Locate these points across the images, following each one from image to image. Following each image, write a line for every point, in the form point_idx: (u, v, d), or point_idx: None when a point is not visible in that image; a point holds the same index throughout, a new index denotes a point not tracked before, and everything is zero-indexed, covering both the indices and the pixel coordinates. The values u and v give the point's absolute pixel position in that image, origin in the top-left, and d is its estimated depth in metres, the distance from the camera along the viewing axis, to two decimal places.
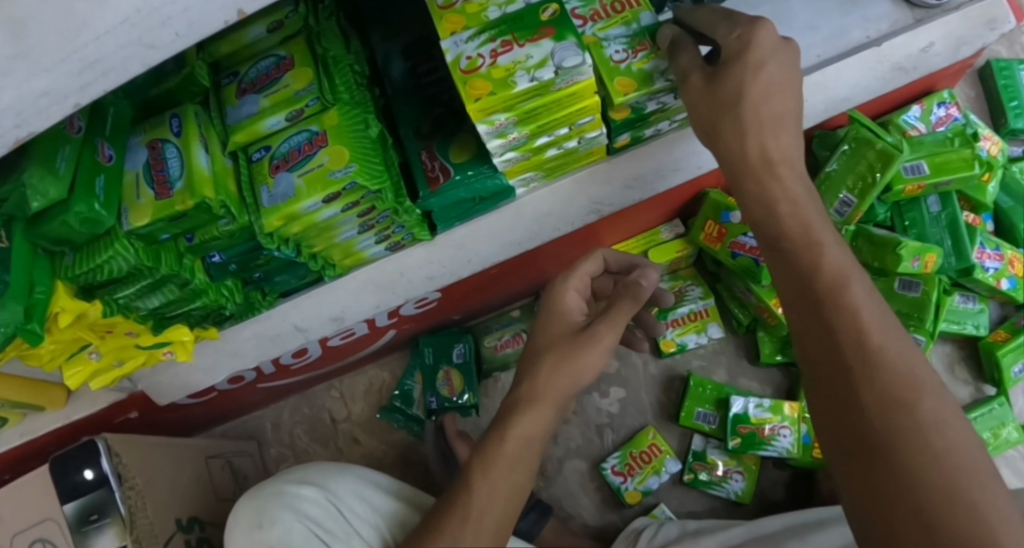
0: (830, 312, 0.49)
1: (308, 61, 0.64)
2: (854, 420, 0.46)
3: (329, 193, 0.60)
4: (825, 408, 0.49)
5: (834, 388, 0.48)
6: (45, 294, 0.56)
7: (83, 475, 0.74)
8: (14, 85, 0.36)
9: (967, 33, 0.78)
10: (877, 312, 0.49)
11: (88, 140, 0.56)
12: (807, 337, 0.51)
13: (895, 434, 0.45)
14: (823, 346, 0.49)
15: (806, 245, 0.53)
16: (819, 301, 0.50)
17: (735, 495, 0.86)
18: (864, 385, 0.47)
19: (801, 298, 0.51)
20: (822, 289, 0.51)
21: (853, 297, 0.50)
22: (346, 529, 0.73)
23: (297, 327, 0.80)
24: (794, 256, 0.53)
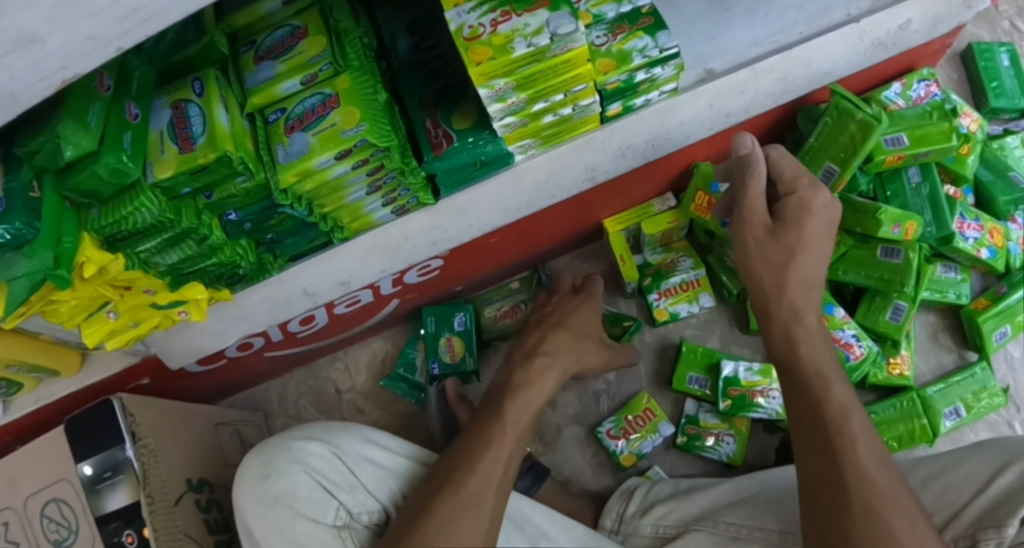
0: (826, 405, 0.64)
1: (322, 31, 0.69)
2: (834, 489, 0.58)
3: (341, 150, 0.65)
4: (815, 516, 0.59)
5: (821, 458, 0.61)
6: (72, 244, 0.61)
7: (83, 470, 0.79)
8: (63, 29, 0.40)
9: (944, 12, 0.83)
10: (872, 443, 0.61)
11: (116, 99, 0.60)
12: (803, 417, 0.64)
13: (871, 542, 0.54)
14: (820, 458, 0.61)
15: (816, 377, 0.66)
16: (820, 398, 0.64)
17: (727, 457, 0.89)
18: (854, 463, 0.59)
19: (809, 418, 0.64)
20: (823, 411, 0.63)
21: (853, 428, 0.61)
22: (350, 482, 0.77)
23: (306, 292, 0.85)
24: (808, 383, 0.66)
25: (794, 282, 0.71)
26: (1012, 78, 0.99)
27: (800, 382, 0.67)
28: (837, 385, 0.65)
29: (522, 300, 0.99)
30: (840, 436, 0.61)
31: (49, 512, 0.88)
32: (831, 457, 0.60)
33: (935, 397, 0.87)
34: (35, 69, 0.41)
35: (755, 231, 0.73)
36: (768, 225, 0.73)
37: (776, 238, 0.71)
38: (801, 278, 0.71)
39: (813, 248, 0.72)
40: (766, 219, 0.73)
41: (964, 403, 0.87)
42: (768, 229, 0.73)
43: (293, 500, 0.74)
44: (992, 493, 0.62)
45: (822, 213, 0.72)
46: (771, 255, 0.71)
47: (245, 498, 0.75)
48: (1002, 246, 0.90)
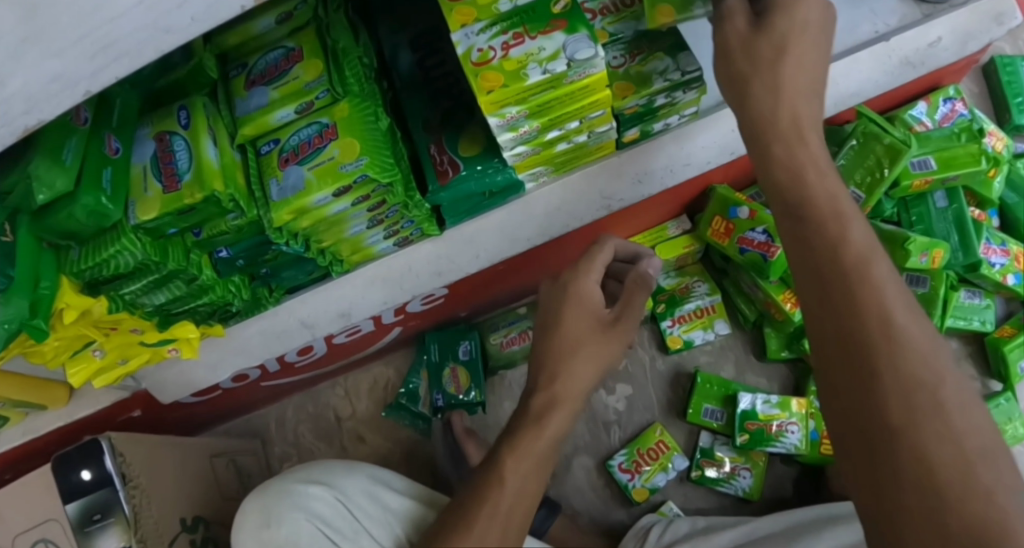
0: (855, 284, 0.40)
1: (318, 53, 0.63)
2: (866, 387, 0.38)
3: (340, 187, 0.60)
4: (840, 420, 0.39)
5: (846, 352, 0.39)
6: (50, 289, 0.56)
7: (78, 476, 0.73)
8: (24, 69, 0.35)
9: (974, 28, 0.78)
10: (916, 320, 0.40)
11: (95, 132, 0.55)
12: (818, 294, 0.41)
13: (922, 462, 0.36)
14: (843, 342, 0.40)
15: (879, 306, 0.39)
16: (843, 267, 0.40)
17: (744, 492, 0.86)
18: (897, 353, 0.38)
19: (819, 268, 0.41)
20: (898, 369, 0.38)
21: (890, 300, 0.40)
22: (355, 528, 0.73)
23: (304, 324, 0.79)
24: (823, 262, 0.41)
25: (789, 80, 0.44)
26: None
27: (810, 234, 0.42)
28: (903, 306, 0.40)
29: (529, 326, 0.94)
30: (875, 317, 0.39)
31: None
32: (861, 344, 0.39)
33: None
34: None
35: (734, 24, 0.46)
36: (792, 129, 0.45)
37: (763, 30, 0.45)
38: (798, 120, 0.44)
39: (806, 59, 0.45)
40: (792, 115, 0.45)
41: None
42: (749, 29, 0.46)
43: None
44: None
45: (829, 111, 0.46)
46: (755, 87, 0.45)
47: None
48: None
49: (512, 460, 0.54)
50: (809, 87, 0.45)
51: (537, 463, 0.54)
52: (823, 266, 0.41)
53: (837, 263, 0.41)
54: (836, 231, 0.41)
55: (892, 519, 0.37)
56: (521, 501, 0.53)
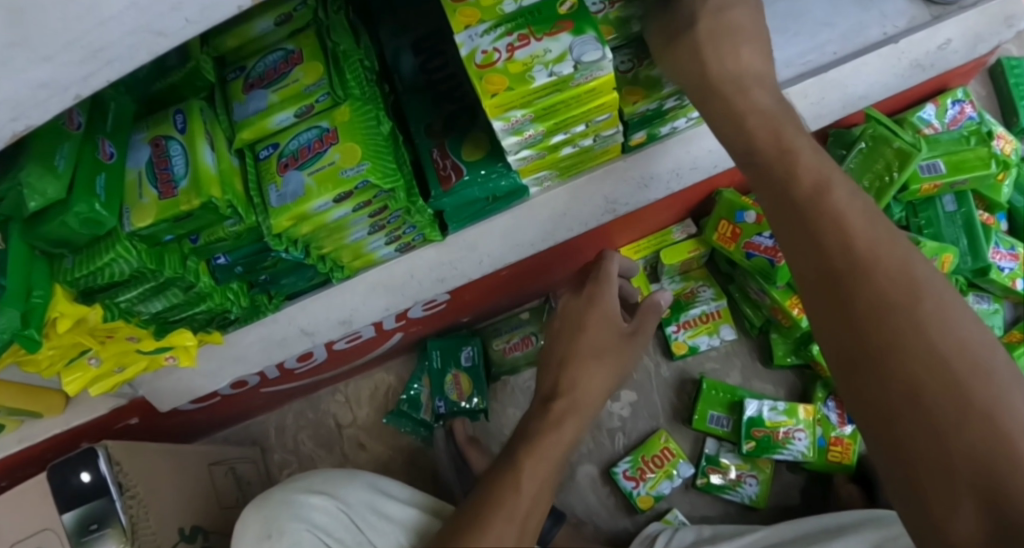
0: (830, 240, 0.45)
1: (318, 55, 0.62)
2: (850, 325, 0.43)
3: (340, 192, 0.58)
4: (836, 358, 0.43)
5: (830, 298, 0.44)
6: (44, 298, 0.54)
7: (78, 478, 0.72)
8: (10, 74, 0.33)
9: (984, 30, 0.77)
10: (894, 263, 0.44)
11: (88, 137, 0.53)
12: (802, 254, 0.46)
13: (911, 381, 0.40)
14: (829, 289, 0.44)
15: (871, 252, 0.44)
16: (820, 228, 0.46)
17: (750, 500, 0.84)
18: (874, 294, 0.43)
19: (801, 233, 0.46)
20: (900, 306, 0.42)
21: (866, 248, 0.44)
22: (357, 539, 0.72)
23: (304, 331, 0.78)
24: (803, 226, 0.46)
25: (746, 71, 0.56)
26: None
27: (790, 208, 0.48)
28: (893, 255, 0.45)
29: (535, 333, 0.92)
30: (850, 266, 0.44)
31: None
32: (840, 290, 0.44)
33: None
34: None
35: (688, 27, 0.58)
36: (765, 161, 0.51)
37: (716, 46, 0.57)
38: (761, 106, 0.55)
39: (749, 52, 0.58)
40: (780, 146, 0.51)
41: None
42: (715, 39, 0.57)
43: None
44: None
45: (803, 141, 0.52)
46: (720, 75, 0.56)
47: None
48: None
49: (529, 465, 0.57)
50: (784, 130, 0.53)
51: (552, 468, 0.57)
52: (808, 229, 0.46)
53: (823, 225, 0.45)
54: (817, 202, 0.47)
55: (897, 440, 0.39)
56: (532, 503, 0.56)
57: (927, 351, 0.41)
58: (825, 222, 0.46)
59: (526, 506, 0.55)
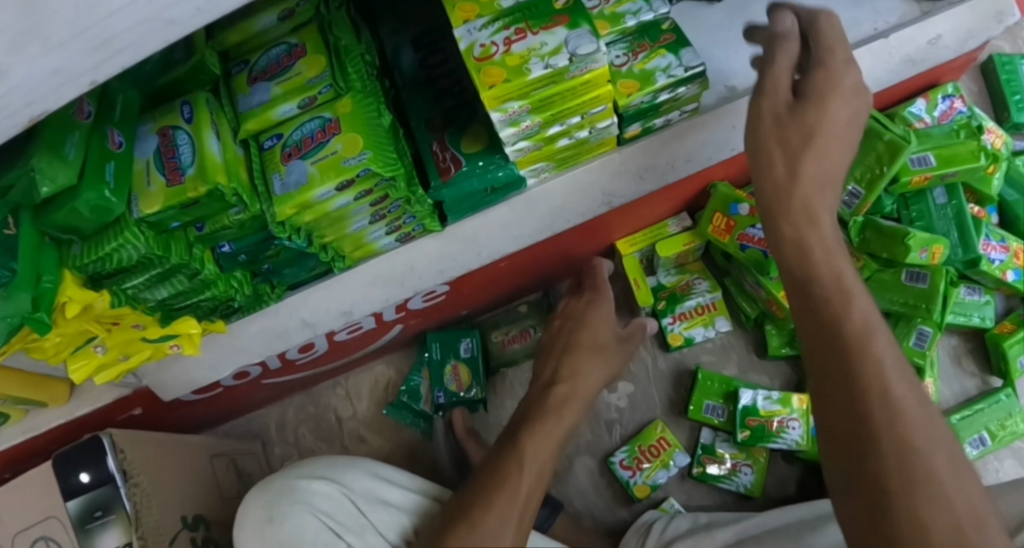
0: (859, 366, 0.46)
1: (321, 49, 0.63)
2: (866, 461, 0.44)
3: (343, 181, 0.60)
4: (843, 490, 0.45)
5: (851, 431, 0.45)
6: (53, 284, 0.56)
7: (77, 478, 0.74)
8: (26, 62, 0.35)
9: (975, 27, 0.78)
10: (908, 388, 0.46)
11: (98, 127, 0.55)
12: (826, 378, 0.47)
13: (919, 521, 0.41)
14: (850, 424, 0.45)
15: (837, 291, 0.49)
16: (849, 354, 0.47)
17: (745, 488, 0.86)
18: (898, 433, 0.44)
19: (829, 355, 0.48)
20: (850, 349, 0.47)
21: (877, 351, 0.47)
22: (360, 523, 0.73)
23: (305, 322, 0.80)
24: (833, 347, 0.47)
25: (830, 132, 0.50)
26: None
27: (819, 327, 0.49)
28: (859, 298, 0.49)
29: (536, 325, 0.94)
30: (876, 400, 0.45)
31: None
32: (862, 425, 0.45)
33: (958, 426, 0.84)
34: None
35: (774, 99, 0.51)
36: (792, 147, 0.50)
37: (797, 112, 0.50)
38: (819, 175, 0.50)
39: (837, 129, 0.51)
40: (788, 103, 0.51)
41: (989, 431, 0.84)
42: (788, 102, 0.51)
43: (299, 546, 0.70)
44: None
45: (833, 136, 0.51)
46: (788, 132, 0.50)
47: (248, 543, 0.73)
48: None
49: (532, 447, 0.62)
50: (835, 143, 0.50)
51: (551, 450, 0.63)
52: (836, 355, 0.47)
53: (849, 355, 0.46)
54: (862, 345, 0.47)
55: None
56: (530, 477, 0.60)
57: (871, 386, 0.46)
58: (854, 347, 0.47)
59: (527, 487, 0.59)
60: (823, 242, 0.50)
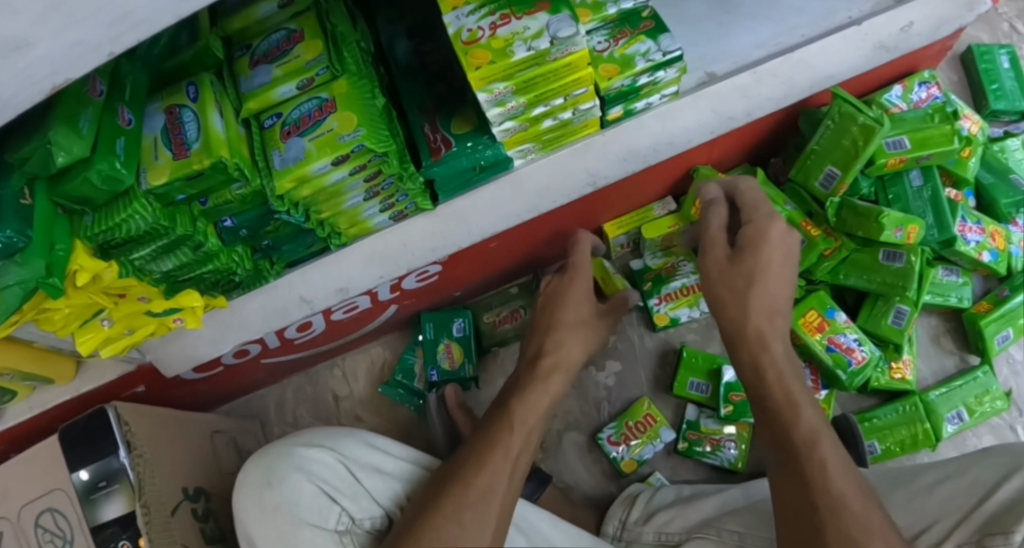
0: (803, 458, 0.59)
1: (318, 34, 0.67)
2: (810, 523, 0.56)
3: (338, 156, 0.64)
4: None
5: (798, 503, 0.58)
6: (65, 252, 0.59)
7: (77, 476, 0.78)
8: (51, 34, 0.38)
9: (947, 14, 0.82)
10: (844, 468, 0.58)
11: (109, 104, 0.59)
12: (779, 467, 0.61)
13: None
14: (797, 498, 0.58)
15: (785, 404, 0.63)
16: (794, 446, 0.60)
17: (730, 463, 0.88)
18: (832, 501, 0.56)
19: (781, 451, 0.61)
20: (796, 452, 0.60)
21: (823, 450, 0.59)
22: (354, 488, 0.76)
23: (303, 299, 0.84)
24: (785, 446, 0.61)
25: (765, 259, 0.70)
26: (1012, 80, 0.99)
27: (771, 428, 0.63)
28: (807, 412, 0.62)
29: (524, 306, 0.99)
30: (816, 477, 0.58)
31: (43, 522, 0.86)
32: (806, 497, 0.57)
33: (936, 401, 0.87)
34: (22, 75, 0.40)
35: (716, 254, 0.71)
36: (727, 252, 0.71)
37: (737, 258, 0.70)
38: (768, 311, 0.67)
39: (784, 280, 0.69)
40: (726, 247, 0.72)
41: (966, 407, 0.87)
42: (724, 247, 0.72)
43: (295, 508, 0.73)
44: (998, 498, 0.62)
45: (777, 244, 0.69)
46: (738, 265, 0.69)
47: (246, 506, 0.75)
48: (1003, 249, 0.89)
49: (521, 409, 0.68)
50: (778, 267, 0.69)
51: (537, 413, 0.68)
52: (785, 443, 0.61)
53: (791, 440, 0.61)
54: (808, 445, 0.60)
55: None
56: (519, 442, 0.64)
57: (813, 467, 0.58)
58: (799, 439, 0.60)
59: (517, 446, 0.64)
60: (772, 359, 0.66)
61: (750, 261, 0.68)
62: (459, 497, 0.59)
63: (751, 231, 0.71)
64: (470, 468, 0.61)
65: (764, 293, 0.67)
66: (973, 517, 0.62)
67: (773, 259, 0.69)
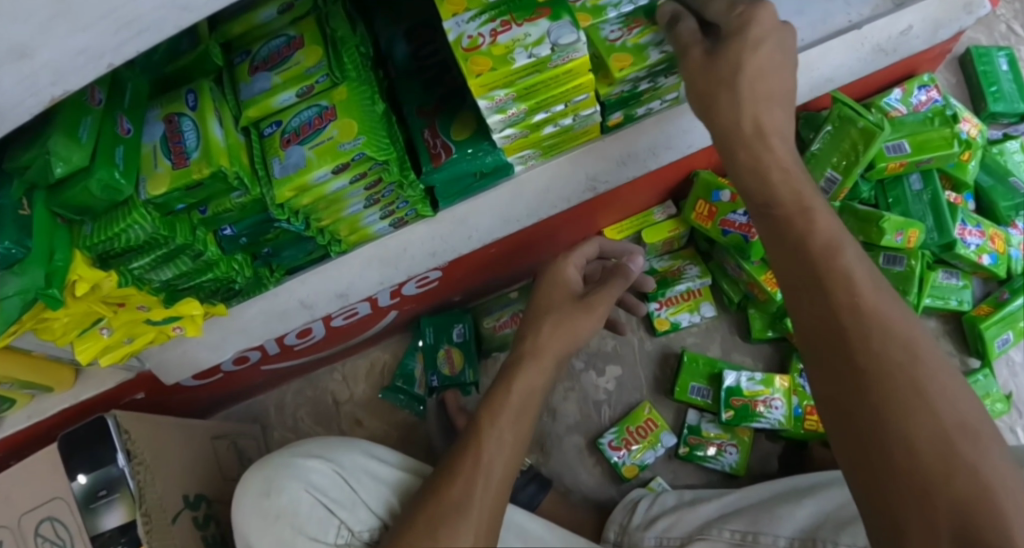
0: (834, 288, 0.52)
1: (318, 40, 0.67)
2: (848, 359, 0.50)
3: (339, 164, 0.63)
4: (834, 381, 0.50)
5: (831, 336, 0.51)
6: (64, 262, 0.59)
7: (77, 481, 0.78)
8: (52, 44, 0.38)
9: (944, 16, 0.82)
10: (884, 299, 0.51)
11: (108, 113, 0.59)
12: (816, 299, 0.52)
13: (894, 395, 0.47)
14: (827, 326, 0.51)
15: (814, 226, 0.55)
16: (824, 271, 0.52)
17: (730, 468, 0.89)
18: (871, 333, 0.50)
19: (810, 274, 0.53)
20: (828, 277, 0.52)
21: (856, 279, 0.52)
22: (352, 498, 0.76)
23: (303, 304, 0.83)
24: (814, 271, 0.53)
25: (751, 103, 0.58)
26: (1010, 82, 0.99)
27: (797, 243, 0.54)
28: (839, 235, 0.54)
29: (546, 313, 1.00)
30: (849, 303, 0.51)
31: (43, 531, 0.85)
32: (838, 326, 0.51)
33: None
34: (24, 84, 0.39)
35: (692, 56, 0.61)
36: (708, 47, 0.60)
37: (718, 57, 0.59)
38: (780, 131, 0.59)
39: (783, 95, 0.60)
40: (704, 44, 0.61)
41: None
42: (707, 55, 0.60)
43: (294, 519, 0.73)
44: None
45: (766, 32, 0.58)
46: (781, 205, 0.56)
47: (246, 515, 0.74)
48: (1003, 252, 0.90)
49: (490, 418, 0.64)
50: (777, 66, 0.58)
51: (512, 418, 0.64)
52: (818, 266, 0.53)
53: (825, 264, 0.53)
54: (835, 268, 0.52)
55: (880, 472, 0.46)
56: (501, 452, 0.63)
57: (848, 302, 0.51)
58: (835, 261, 0.53)
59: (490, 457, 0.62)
60: (779, 163, 0.58)
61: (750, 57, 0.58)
62: (434, 513, 0.60)
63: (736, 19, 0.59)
64: (442, 483, 0.62)
65: (751, 106, 0.58)
66: None
67: (770, 61, 0.58)
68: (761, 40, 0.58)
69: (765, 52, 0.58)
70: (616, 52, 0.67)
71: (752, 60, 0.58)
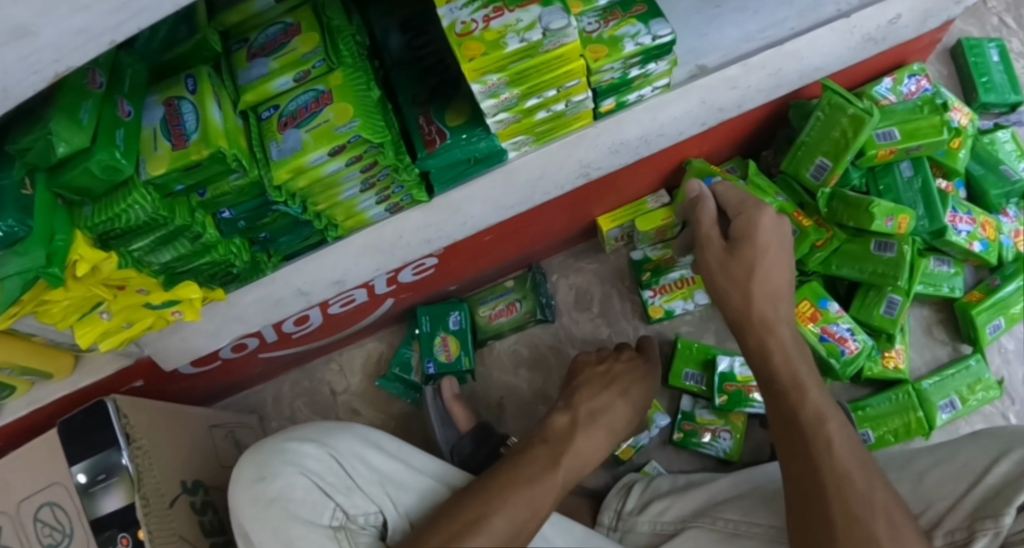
0: (810, 439, 0.64)
1: (315, 28, 0.68)
2: (815, 487, 0.61)
3: (334, 146, 0.64)
4: (798, 509, 0.62)
5: (801, 472, 0.63)
6: (65, 242, 0.60)
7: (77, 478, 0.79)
8: (54, 23, 0.39)
9: (934, 7, 0.84)
10: (849, 445, 0.63)
11: (108, 97, 0.60)
12: (790, 441, 0.65)
13: (848, 516, 0.58)
14: (801, 467, 0.63)
15: (792, 385, 0.67)
16: (803, 427, 0.65)
17: (724, 453, 0.90)
18: (833, 468, 0.61)
19: (791, 431, 0.66)
20: (806, 431, 0.64)
21: (829, 432, 0.64)
22: (347, 484, 0.76)
23: (300, 291, 0.85)
24: (794, 423, 0.66)
25: (758, 296, 0.70)
26: (1001, 73, 1.00)
27: (779, 406, 0.68)
28: (816, 393, 0.67)
29: (536, 309, 1.00)
30: (820, 450, 0.63)
31: (42, 517, 0.85)
32: (810, 466, 0.63)
33: (929, 390, 0.88)
34: (26, 62, 0.40)
35: (712, 251, 0.73)
36: (722, 244, 0.73)
37: (734, 255, 0.71)
38: (765, 295, 0.70)
39: (777, 294, 0.71)
40: (720, 241, 0.74)
41: (959, 395, 0.88)
42: (722, 250, 0.72)
43: (288, 502, 0.73)
44: (987, 478, 0.63)
45: (770, 229, 0.72)
46: (779, 380, 0.68)
47: (240, 499, 0.76)
48: (994, 239, 0.90)
49: None
50: (777, 257, 0.71)
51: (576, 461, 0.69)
52: (797, 424, 0.65)
53: (802, 417, 0.65)
54: (817, 429, 0.64)
55: None
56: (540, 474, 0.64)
57: (819, 447, 0.63)
58: (810, 419, 0.65)
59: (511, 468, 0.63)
60: (780, 345, 0.69)
61: (762, 236, 0.71)
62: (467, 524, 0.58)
63: (742, 222, 0.73)
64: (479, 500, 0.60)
65: (761, 279, 0.70)
66: (964, 501, 0.63)
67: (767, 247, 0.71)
68: (759, 232, 0.72)
69: (774, 253, 0.71)
70: (593, 43, 0.70)
71: (755, 256, 0.71)
